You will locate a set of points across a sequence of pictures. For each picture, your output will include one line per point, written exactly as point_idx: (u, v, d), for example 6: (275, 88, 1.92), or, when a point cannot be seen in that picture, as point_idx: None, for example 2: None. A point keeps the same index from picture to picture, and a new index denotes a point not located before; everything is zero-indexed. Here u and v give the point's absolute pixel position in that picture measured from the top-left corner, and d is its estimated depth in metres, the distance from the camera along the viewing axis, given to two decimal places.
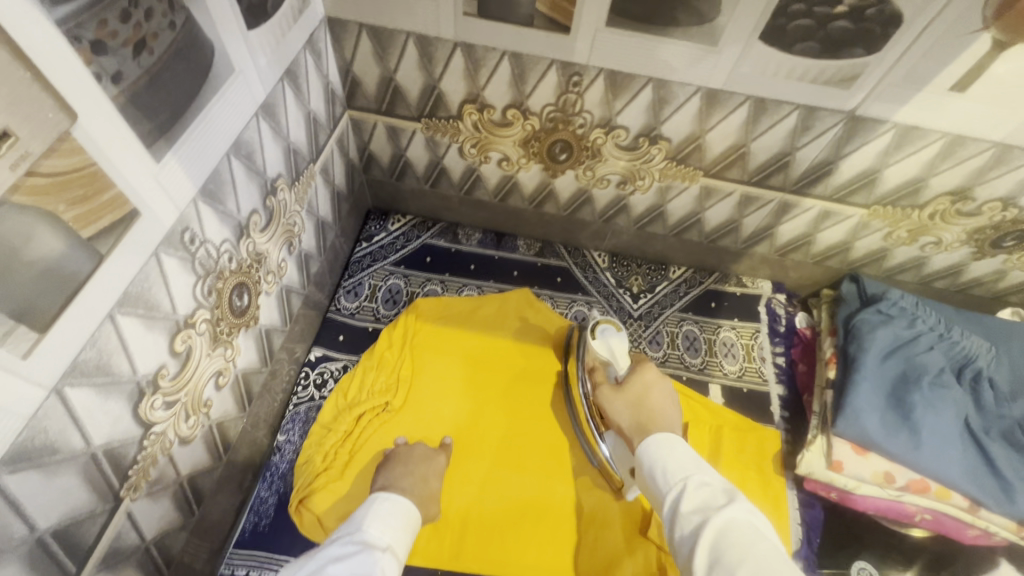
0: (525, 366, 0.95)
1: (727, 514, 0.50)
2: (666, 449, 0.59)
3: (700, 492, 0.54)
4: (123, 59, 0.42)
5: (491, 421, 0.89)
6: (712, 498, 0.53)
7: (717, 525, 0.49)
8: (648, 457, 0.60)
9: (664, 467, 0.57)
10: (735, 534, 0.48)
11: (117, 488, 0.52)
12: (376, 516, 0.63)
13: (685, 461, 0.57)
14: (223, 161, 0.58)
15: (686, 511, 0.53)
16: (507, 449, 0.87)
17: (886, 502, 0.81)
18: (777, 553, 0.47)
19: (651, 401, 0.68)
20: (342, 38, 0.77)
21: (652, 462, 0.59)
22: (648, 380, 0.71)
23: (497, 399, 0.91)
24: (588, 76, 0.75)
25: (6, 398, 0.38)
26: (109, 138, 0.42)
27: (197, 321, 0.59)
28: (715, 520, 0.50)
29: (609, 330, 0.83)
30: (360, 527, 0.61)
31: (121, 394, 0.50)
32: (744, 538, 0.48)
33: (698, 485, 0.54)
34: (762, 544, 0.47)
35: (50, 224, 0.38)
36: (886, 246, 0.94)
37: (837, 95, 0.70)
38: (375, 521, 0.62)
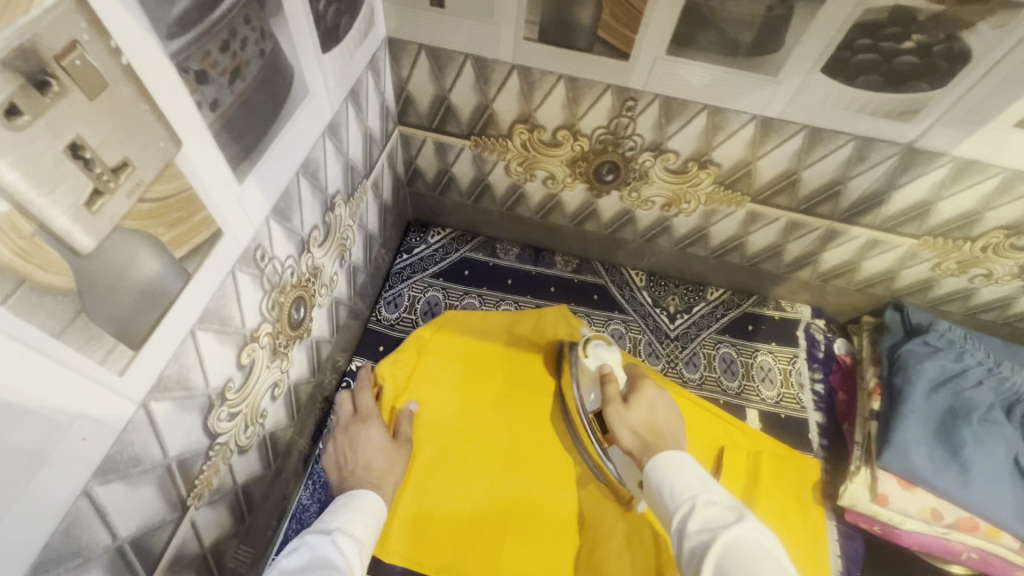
0: (524, 372, 0.95)
1: (735, 531, 0.54)
2: (674, 466, 0.64)
3: (707, 511, 0.58)
4: (220, 87, 0.43)
5: (489, 426, 0.90)
6: (719, 515, 0.57)
7: (725, 542, 0.53)
8: (657, 477, 0.64)
9: (672, 484, 0.62)
10: (741, 550, 0.52)
11: (185, 497, 0.53)
12: (341, 506, 0.67)
13: (692, 480, 0.62)
14: (293, 180, 0.59)
15: (694, 531, 0.56)
16: (505, 453, 0.88)
17: (931, 539, 0.80)
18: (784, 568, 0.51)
19: (658, 423, 0.73)
20: (401, 57, 0.78)
21: (661, 481, 0.63)
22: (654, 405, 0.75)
23: (495, 404, 0.92)
24: (643, 101, 0.75)
25: (102, 413, 0.39)
26: (204, 163, 0.43)
27: (261, 335, 0.61)
28: (723, 535, 0.54)
29: (601, 344, 0.85)
30: (327, 517, 0.65)
31: (195, 407, 0.51)
32: (752, 553, 0.51)
33: (706, 504, 0.58)
34: (770, 559, 0.51)
35: (150, 246, 0.40)
36: (933, 276, 0.93)
37: (896, 127, 0.70)
38: (340, 513, 0.65)
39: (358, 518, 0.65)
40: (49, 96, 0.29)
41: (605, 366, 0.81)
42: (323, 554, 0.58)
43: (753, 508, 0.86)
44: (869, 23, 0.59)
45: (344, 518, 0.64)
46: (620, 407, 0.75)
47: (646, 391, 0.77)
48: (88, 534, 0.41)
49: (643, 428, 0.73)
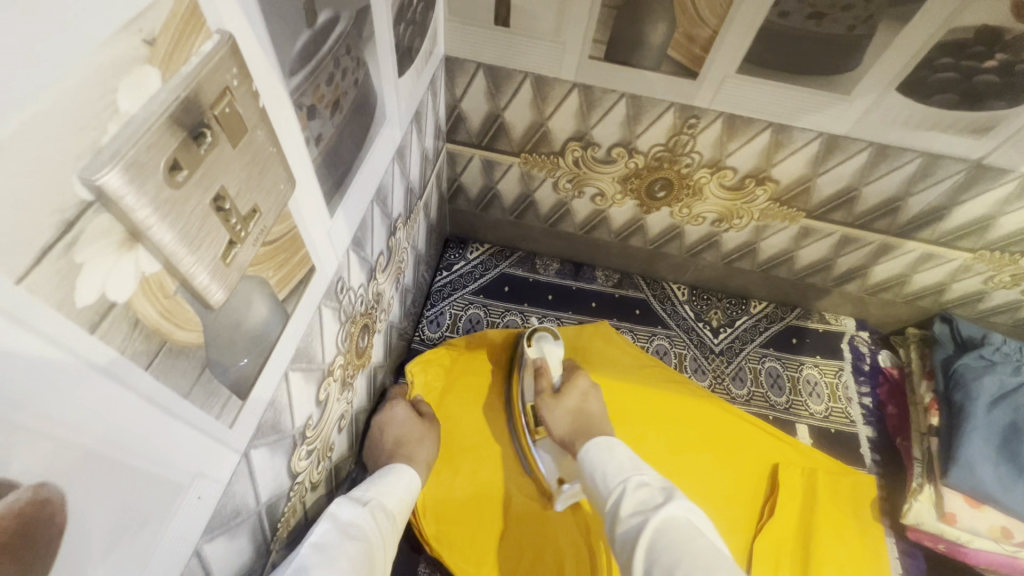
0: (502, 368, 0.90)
1: (666, 513, 0.54)
2: (608, 449, 0.65)
3: (639, 493, 0.58)
4: (325, 121, 0.42)
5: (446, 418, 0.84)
6: (650, 498, 0.57)
7: (656, 523, 0.53)
8: (589, 461, 0.65)
9: (604, 470, 0.62)
10: (671, 529, 0.52)
11: (269, 543, 0.51)
12: (377, 479, 0.65)
13: (624, 464, 0.62)
14: (368, 208, 0.58)
15: (625, 514, 0.57)
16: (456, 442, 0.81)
17: (1000, 557, 0.79)
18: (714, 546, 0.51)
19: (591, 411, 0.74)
20: (457, 76, 0.77)
21: (594, 468, 0.64)
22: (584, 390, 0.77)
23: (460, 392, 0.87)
24: (705, 119, 0.74)
25: (214, 467, 0.37)
26: (308, 201, 0.41)
27: (335, 367, 0.59)
28: (657, 517, 0.54)
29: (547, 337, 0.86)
30: (358, 486, 0.63)
31: (283, 449, 0.49)
32: (684, 535, 0.52)
33: (638, 487, 0.59)
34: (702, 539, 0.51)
35: (262, 290, 0.38)
36: (985, 289, 0.92)
37: (966, 144, 0.69)
38: (373, 484, 0.64)
39: (389, 490, 0.64)
40: (203, 147, 0.27)
41: (540, 362, 0.82)
42: (359, 519, 0.56)
43: (812, 530, 0.84)
44: (953, 42, 0.59)
45: (379, 490, 0.63)
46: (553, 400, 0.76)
47: (579, 381, 0.78)
48: None
49: (575, 413, 0.74)
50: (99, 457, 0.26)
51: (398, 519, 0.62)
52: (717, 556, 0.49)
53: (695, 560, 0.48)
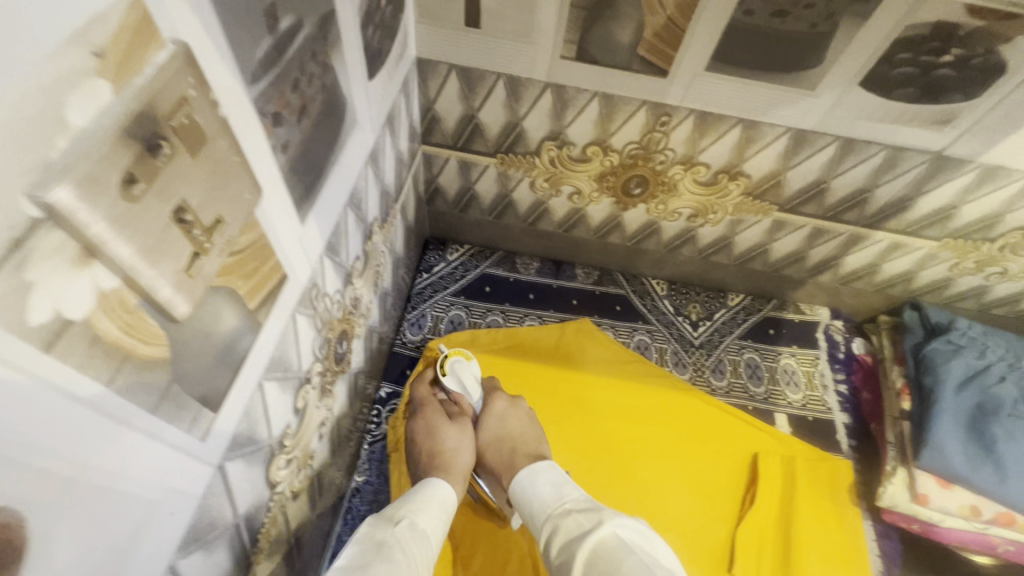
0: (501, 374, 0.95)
1: (594, 538, 0.56)
2: (530, 482, 0.68)
3: (566, 523, 0.60)
4: (292, 127, 0.41)
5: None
6: (577, 525, 0.59)
7: (586, 551, 0.56)
8: (523, 497, 0.67)
9: (535, 507, 0.65)
10: (602, 555, 0.55)
11: (249, 554, 0.51)
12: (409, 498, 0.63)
13: (547, 497, 0.65)
14: (342, 214, 0.57)
15: (557, 549, 0.59)
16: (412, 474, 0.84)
17: (971, 535, 0.82)
18: (641, 559, 0.53)
19: (513, 430, 0.77)
20: (429, 77, 0.76)
21: (525, 505, 0.66)
22: (501, 412, 0.79)
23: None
24: (677, 116, 0.75)
25: (186, 483, 0.37)
26: (277, 209, 0.41)
27: (312, 375, 0.58)
28: (584, 545, 0.56)
29: (460, 360, 0.85)
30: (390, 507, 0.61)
31: (260, 460, 0.49)
32: (610, 557, 0.54)
33: (564, 518, 0.61)
34: (628, 555, 0.54)
35: (231, 300, 0.37)
36: (951, 276, 0.95)
37: (928, 137, 0.71)
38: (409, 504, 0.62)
39: (425, 511, 0.61)
40: (160, 158, 0.26)
41: (458, 395, 0.83)
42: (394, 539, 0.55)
43: (791, 516, 0.86)
44: (910, 38, 0.60)
45: (415, 511, 0.60)
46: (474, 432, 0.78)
47: (496, 405, 0.80)
48: None
49: (499, 439, 0.77)
50: (61, 479, 0.25)
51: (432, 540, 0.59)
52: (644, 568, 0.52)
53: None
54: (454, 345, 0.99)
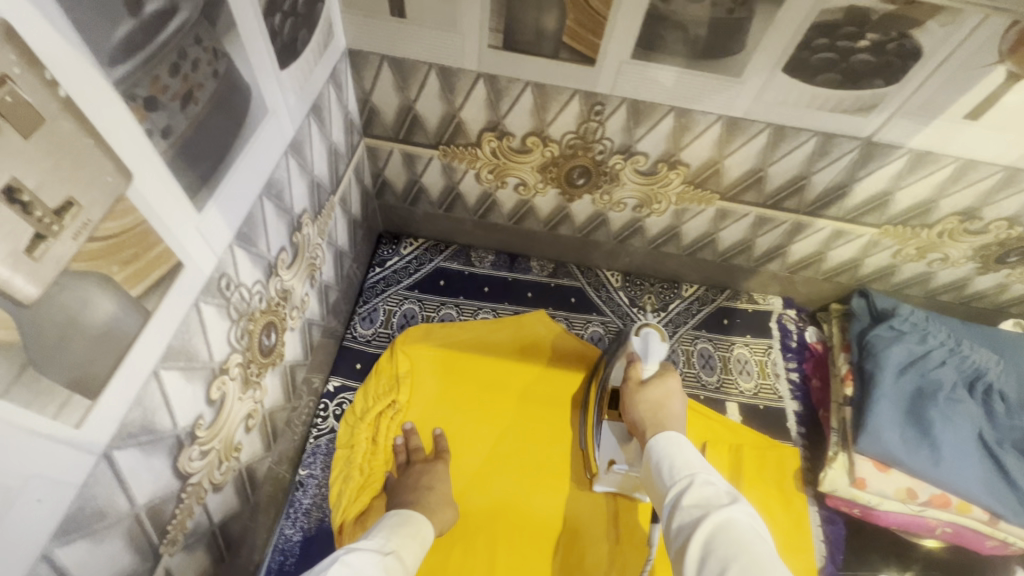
0: (478, 379, 0.97)
1: (731, 508, 0.55)
2: (678, 445, 0.66)
3: (704, 489, 0.59)
4: (172, 112, 0.41)
5: (477, 411, 0.94)
6: (714, 496, 0.58)
7: (715, 520, 0.55)
8: (659, 456, 0.66)
9: (673, 463, 0.64)
10: (730, 532, 0.53)
11: (157, 545, 0.50)
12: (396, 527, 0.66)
13: (693, 463, 0.63)
14: (256, 203, 0.57)
15: (685, 507, 0.59)
16: (489, 438, 0.92)
17: (908, 517, 0.83)
18: (769, 550, 0.52)
19: (672, 409, 0.74)
20: (362, 68, 0.76)
21: (661, 458, 0.66)
22: (670, 388, 0.77)
23: (509, 368, 0.99)
24: (610, 105, 0.75)
25: (59, 470, 0.36)
26: (158, 195, 0.41)
27: (231, 366, 0.58)
28: (709, 519, 0.55)
29: (653, 334, 0.80)
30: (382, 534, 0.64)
31: (163, 450, 0.48)
32: (741, 536, 0.53)
33: (703, 483, 0.60)
34: (760, 541, 0.53)
35: (104, 287, 0.37)
36: (895, 263, 0.96)
37: (854, 123, 0.72)
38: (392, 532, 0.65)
39: (407, 545, 0.64)
40: None
41: (636, 357, 0.80)
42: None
43: None
44: (826, 23, 0.61)
45: (399, 544, 0.63)
46: (636, 390, 0.78)
47: (671, 381, 0.78)
48: None
49: (655, 409, 0.75)
50: None
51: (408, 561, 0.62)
52: (773, 563, 0.51)
53: (750, 561, 0.50)
54: (409, 338, 0.99)
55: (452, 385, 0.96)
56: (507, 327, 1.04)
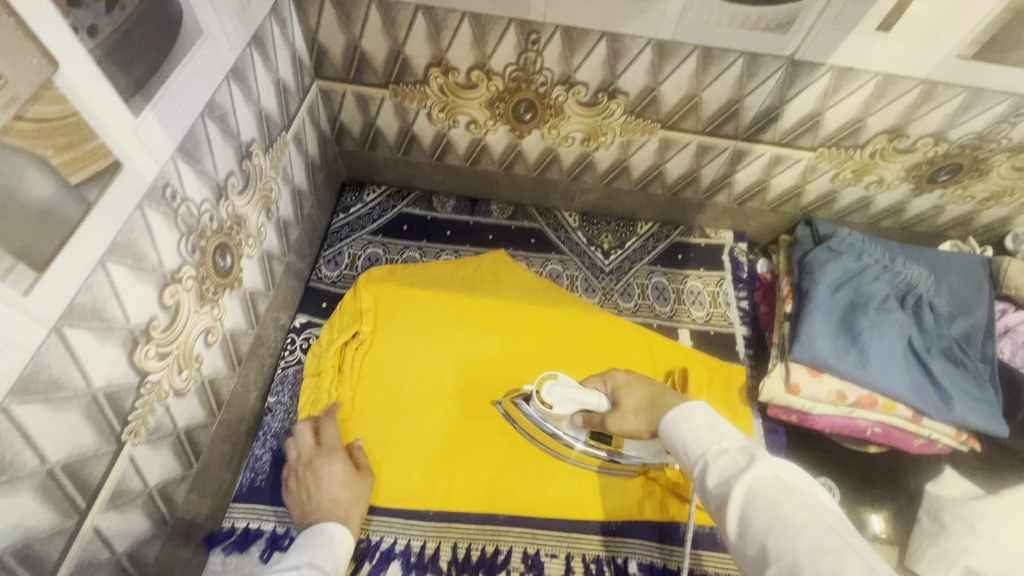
0: (461, 365, 0.95)
1: (752, 475, 0.52)
2: (683, 420, 0.62)
3: (721, 461, 0.56)
4: (97, 13, 0.44)
5: (467, 388, 0.93)
6: (734, 463, 0.55)
7: (744, 490, 0.52)
8: (673, 435, 0.62)
9: (686, 440, 0.60)
10: (761, 495, 0.51)
11: (118, 431, 0.55)
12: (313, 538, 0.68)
13: (703, 434, 0.59)
14: (198, 122, 0.60)
15: (713, 485, 0.55)
16: (475, 418, 0.91)
17: (840, 420, 0.88)
18: (806, 504, 0.50)
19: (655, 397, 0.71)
20: (306, 6, 0.79)
21: (675, 440, 0.61)
22: (626, 382, 0.75)
23: (495, 354, 0.97)
24: (545, 33, 0.79)
25: (11, 332, 0.41)
26: (89, 90, 0.44)
27: (183, 276, 0.62)
28: (737, 488, 0.52)
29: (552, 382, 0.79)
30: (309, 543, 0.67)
31: (116, 340, 0.53)
32: (772, 498, 0.50)
33: (719, 455, 0.56)
34: (792, 496, 0.50)
35: (40, 167, 0.41)
36: (835, 188, 1.00)
37: (775, 41, 0.75)
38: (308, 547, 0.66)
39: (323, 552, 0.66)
40: None
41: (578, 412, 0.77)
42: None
43: None
44: None
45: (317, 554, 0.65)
46: (616, 415, 0.73)
47: (617, 377, 0.76)
48: (12, 452, 0.43)
49: (645, 403, 0.72)
50: None
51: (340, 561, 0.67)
52: (808, 516, 0.48)
53: (787, 524, 0.48)
54: (372, 277, 1.02)
55: (430, 366, 0.94)
56: (470, 266, 1.07)
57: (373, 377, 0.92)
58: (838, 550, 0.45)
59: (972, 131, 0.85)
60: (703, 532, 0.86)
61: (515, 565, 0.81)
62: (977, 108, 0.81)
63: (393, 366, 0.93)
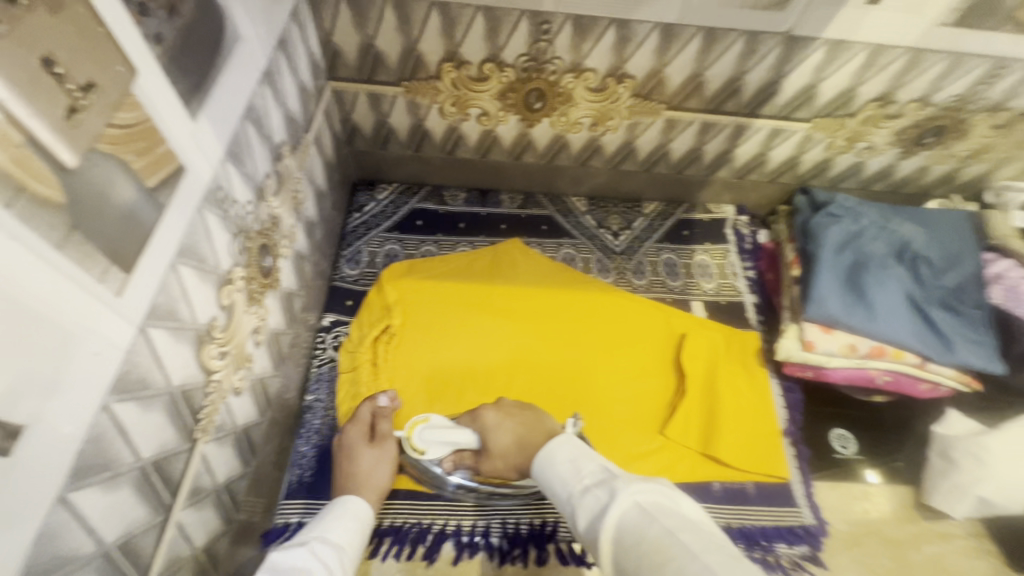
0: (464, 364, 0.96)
1: (613, 510, 0.51)
2: (548, 462, 0.63)
3: (589, 501, 0.55)
4: (161, 21, 0.46)
5: (492, 377, 0.96)
6: (595, 501, 0.54)
7: (609, 527, 0.50)
8: (545, 479, 0.63)
9: (556, 487, 0.60)
10: (627, 528, 0.49)
11: (192, 429, 0.57)
12: (324, 519, 0.69)
13: (566, 475, 0.60)
14: (240, 125, 0.62)
15: (585, 528, 0.54)
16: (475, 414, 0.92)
17: (853, 372, 0.94)
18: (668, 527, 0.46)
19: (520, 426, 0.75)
20: (321, 8, 0.81)
21: (543, 479, 0.63)
22: (494, 422, 0.78)
23: (496, 351, 0.98)
24: (556, 23, 0.82)
25: (108, 332, 0.42)
26: (158, 96, 0.46)
27: (235, 277, 0.64)
28: (604, 528, 0.50)
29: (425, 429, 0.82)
30: (311, 528, 0.67)
31: (187, 340, 0.54)
32: (633, 528, 0.48)
33: (582, 496, 0.56)
34: (650, 523, 0.48)
35: (125, 171, 0.43)
36: (829, 156, 1.06)
37: (774, 18, 0.80)
38: (318, 526, 0.67)
39: (340, 526, 0.67)
40: (18, 8, 0.33)
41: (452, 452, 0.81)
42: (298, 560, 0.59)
43: (714, 383, 0.96)
44: None
45: (327, 526, 0.66)
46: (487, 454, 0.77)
47: (487, 416, 0.78)
48: (113, 449, 0.45)
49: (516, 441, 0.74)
50: None
51: (348, 550, 0.65)
52: (666, 539, 0.45)
53: (648, 554, 0.45)
54: (394, 273, 1.04)
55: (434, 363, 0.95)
56: (486, 256, 1.09)
57: (401, 371, 0.94)
58: (697, 573, 0.41)
59: (955, 94, 0.91)
60: (736, 488, 0.90)
61: (564, 535, 0.85)
62: (959, 72, 0.88)
63: (407, 364, 0.95)
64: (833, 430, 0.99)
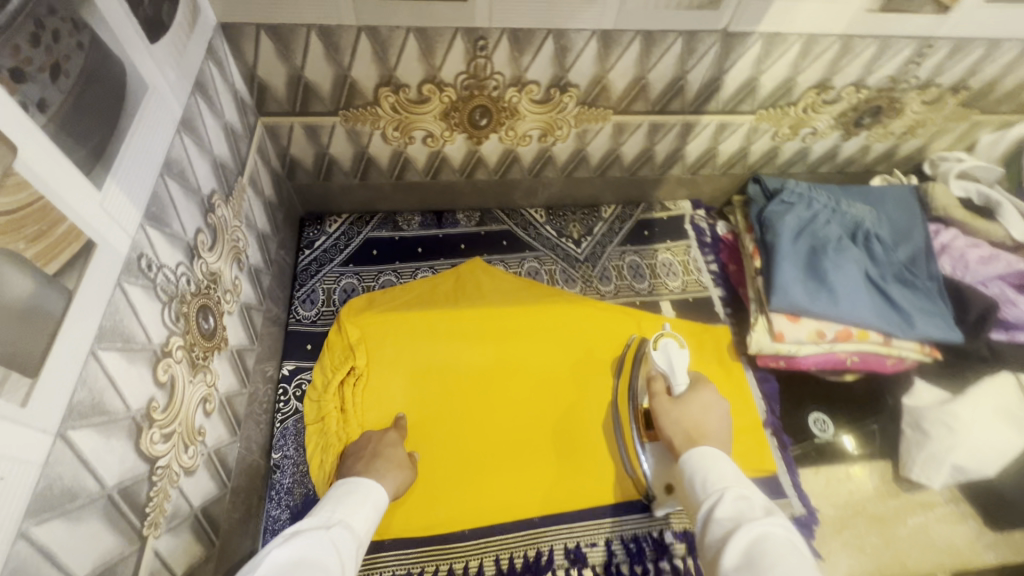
0: (438, 393, 0.93)
1: (766, 523, 0.54)
2: (710, 462, 0.66)
3: (737, 503, 0.59)
4: (44, 85, 0.41)
5: (478, 412, 0.92)
6: (749, 508, 0.58)
7: (753, 529, 0.54)
8: (691, 472, 0.67)
9: (707, 477, 0.64)
10: (770, 538, 0.53)
11: (140, 527, 0.51)
12: (343, 498, 0.66)
13: (727, 476, 0.64)
14: (159, 183, 0.56)
15: (721, 521, 0.58)
16: (455, 442, 0.89)
17: (823, 356, 0.96)
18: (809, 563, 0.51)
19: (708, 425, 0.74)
20: (240, 42, 0.75)
21: (694, 473, 0.66)
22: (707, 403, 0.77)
23: (470, 373, 0.95)
24: (492, 38, 0.79)
25: (16, 449, 0.37)
26: (47, 171, 0.40)
27: (173, 349, 0.58)
28: (750, 528, 0.54)
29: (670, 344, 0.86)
30: (327, 508, 0.64)
31: (121, 432, 0.49)
32: (778, 543, 0.52)
33: (736, 497, 0.60)
34: (796, 554, 0.51)
35: (14, 263, 0.37)
36: (776, 144, 1.07)
37: (708, 17, 0.79)
38: (340, 505, 0.64)
39: (357, 512, 0.64)
40: None
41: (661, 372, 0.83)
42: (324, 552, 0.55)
43: None
44: None
45: (348, 512, 0.63)
46: (673, 404, 0.77)
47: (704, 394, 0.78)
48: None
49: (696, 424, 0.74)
50: None
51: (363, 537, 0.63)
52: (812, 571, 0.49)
53: (784, 563, 0.50)
54: (352, 311, 0.98)
55: (406, 396, 0.92)
56: (448, 280, 1.06)
57: (371, 412, 0.90)
58: None
59: (886, 75, 0.94)
60: None
61: (559, 562, 0.82)
62: (888, 54, 0.90)
63: (377, 402, 0.90)
64: (811, 414, 1.00)
